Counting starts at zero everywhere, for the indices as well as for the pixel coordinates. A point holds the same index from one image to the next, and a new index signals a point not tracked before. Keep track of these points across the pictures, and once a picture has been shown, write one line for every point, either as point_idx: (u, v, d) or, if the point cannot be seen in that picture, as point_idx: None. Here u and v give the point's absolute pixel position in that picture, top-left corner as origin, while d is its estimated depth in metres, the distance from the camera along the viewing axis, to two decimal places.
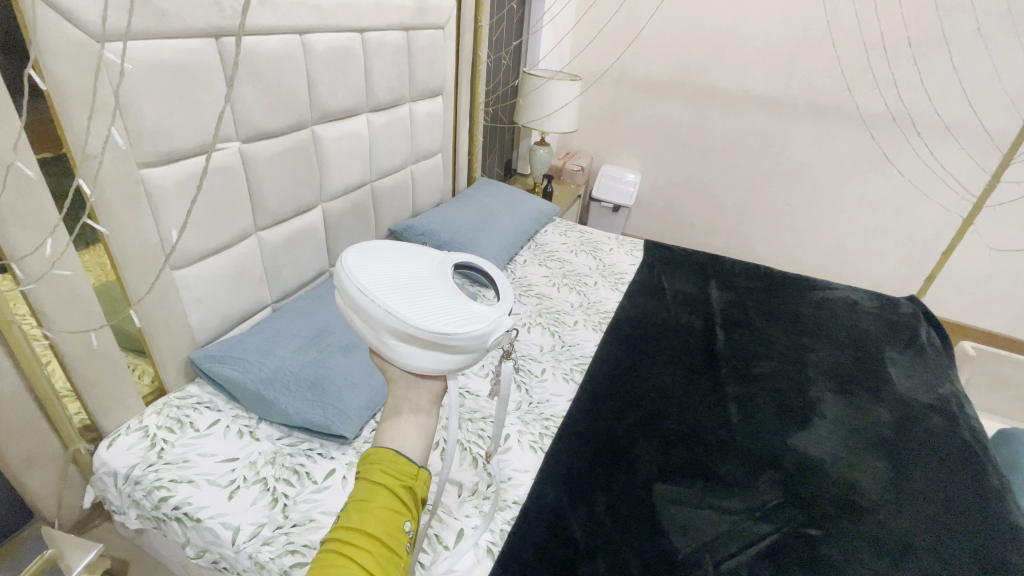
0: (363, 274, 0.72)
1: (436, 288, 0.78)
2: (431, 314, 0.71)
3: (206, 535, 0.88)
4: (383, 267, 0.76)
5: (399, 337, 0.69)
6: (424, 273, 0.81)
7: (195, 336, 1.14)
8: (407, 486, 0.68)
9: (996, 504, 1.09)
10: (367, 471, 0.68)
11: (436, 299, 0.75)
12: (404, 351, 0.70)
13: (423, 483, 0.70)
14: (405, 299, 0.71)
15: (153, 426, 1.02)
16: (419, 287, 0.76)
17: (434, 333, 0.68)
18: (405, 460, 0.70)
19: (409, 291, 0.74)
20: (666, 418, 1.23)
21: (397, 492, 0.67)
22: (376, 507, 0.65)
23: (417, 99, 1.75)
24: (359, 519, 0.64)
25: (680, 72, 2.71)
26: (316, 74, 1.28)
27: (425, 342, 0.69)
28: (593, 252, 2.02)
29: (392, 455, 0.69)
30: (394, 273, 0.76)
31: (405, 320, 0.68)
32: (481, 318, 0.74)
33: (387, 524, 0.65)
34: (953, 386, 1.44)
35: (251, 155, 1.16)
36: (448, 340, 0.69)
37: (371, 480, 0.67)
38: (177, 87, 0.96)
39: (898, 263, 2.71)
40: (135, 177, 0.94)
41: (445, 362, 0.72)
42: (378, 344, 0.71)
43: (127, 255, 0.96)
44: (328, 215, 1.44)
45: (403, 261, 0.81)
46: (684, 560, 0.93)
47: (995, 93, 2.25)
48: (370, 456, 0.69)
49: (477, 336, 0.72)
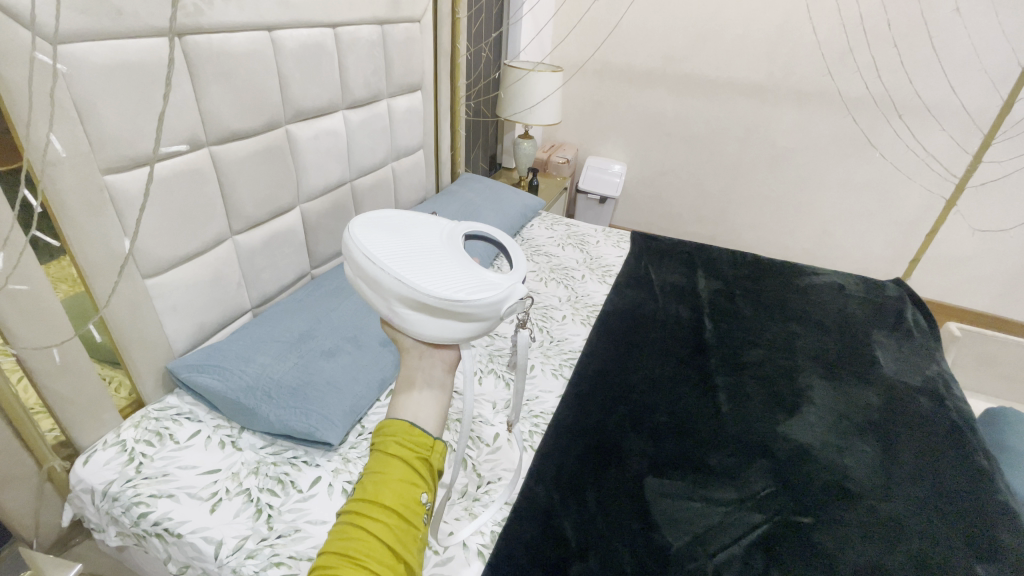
0: (373, 244, 0.72)
1: (448, 257, 0.77)
2: (441, 282, 0.70)
3: (188, 550, 0.85)
4: (390, 236, 0.75)
5: (409, 305, 0.69)
6: (436, 244, 0.80)
7: (172, 344, 1.11)
8: (423, 458, 0.66)
9: (987, 483, 1.10)
10: (382, 442, 0.66)
11: (447, 267, 0.74)
12: (415, 320, 0.70)
13: (440, 454, 0.68)
14: (416, 267, 0.71)
15: (131, 440, 0.99)
16: (430, 256, 0.75)
17: (443, 299, 0.68)
18: (419, 432, 0.67)
19: (420, 260, 0.73)
20: (656, 410, 1.22)
21: (414, 464, 0.64)
22: (393, 480, 0.62)
23: (395, 94, 1.72)
24: (373, 489, 0.62)
25: (662, 61, 2.69)
26: (288, 71, 1.25)
27: (434, 308, 0.68)
28: (580, 245, 2.00)
29: (407, 427, 0.67)
30: (404, 243, 0.75)
31: (414, 288, 0.67)
32: (493, 285, 0.73)
33: (404, 497, 0.62)
34: (939, 367, 1.46)
35: (222, 158, 1.12)
36: (458, 306, 0.68)
37: (385, 452, 0.65)
38: (138, 89, 0.92)
39: (884, 246, 2.73)
40: (98, 184, 0.91)
41: (457, 330, 0.71)
42: (389, 314, 0.71)
43: (93, 265, 0.93)
44: (307, 217, 1.41)
45: (412, 229, 0.80)
46: (677, 555, 0.92)
47: (975, 72, 2.25)
48: (383, 428, 0.67)
49: (488, 303, 0.70)
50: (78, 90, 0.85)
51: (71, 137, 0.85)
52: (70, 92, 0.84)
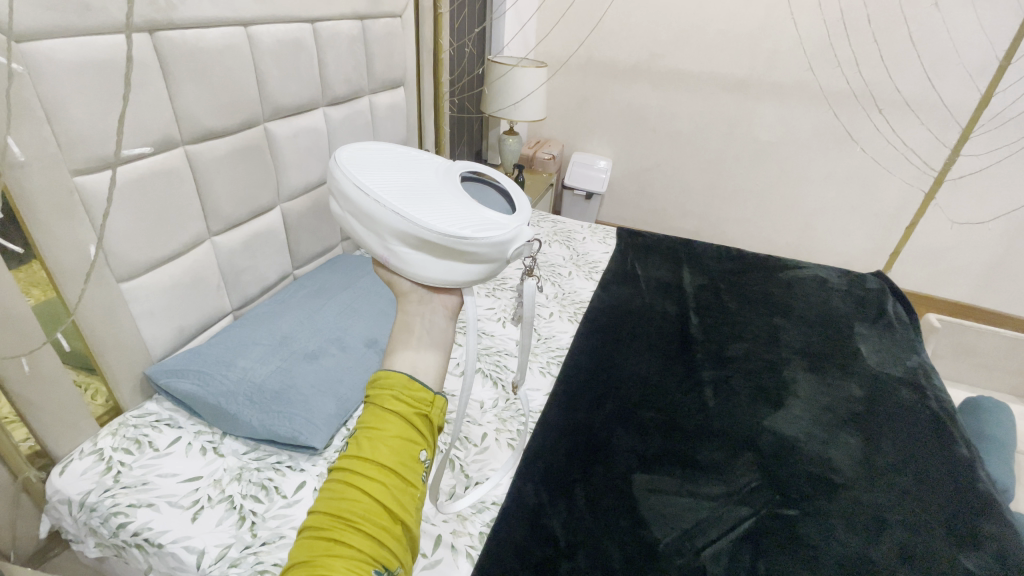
0: (370, 179, 0.69)
1: (449, 197, 0.74)
2: (445, 219, 0.67)
3: (169, 561, 0.82)
4: (386, 174, 0.73)
5: (410, 244, 0.67)
6: (435, 184, 0.77)
7: (149, 348, 1.08)
8: (421, 414, 0.63)
9: (966, 472, 1.13)
10: (378, 397, 0.62)
11: (449, 205, 0.71)
12: (415, 261, 0.68)
13: (439, 410, 0.65)
14: (417, 204, 0.68)
15: (108, 449, 0.96)
16: (431, 194, 0.73)
17: (447, 236, 0.65)
18: (418, 387, 0.65)
19: (421, 197, 0.70)
20: (643, 407, 1.22)
21: (412, 421, 0.62)
22: (389, 437, 0.60)
23: (377, 90, 1.69)
24: (369, 448, 0.59)
25: (647, 56, 2.69)
26: (266, 68, 1.22)
27: (437, 246, 0.66)
28: (567, 241, 2.00)
29: (405, 382, 0.64)
30: (403, 180, 0.73)
31: (415, 223, 0.65)
32: (497, 225, 0.70)
33: (401, 455, 0.60)
34: (919, 358, 1.49)
35: (199, 157, 1.10)
36: (462, 244, 0.66)
37: (381, 407, 0.62)
38: (108, 88, 0.89)
39: (865, 239, 2.77)
40: (68, 186, 0.88)
41: (460, 272, 0.69)
42: (387, 255, 0.69)
43: (64, 269, 0.90)
44: (288, 216, 1.39)
45: (410, 169, 0.78)
46: (664, 551, 0.92)
47: (953, 66, 2.28)
48: (380, 381, 0.64)
49: (494, 243, 0.68)
50: (44, 89, 0.81)
51: (38, 139, 0.82)
52: (36, 91, 0.81)
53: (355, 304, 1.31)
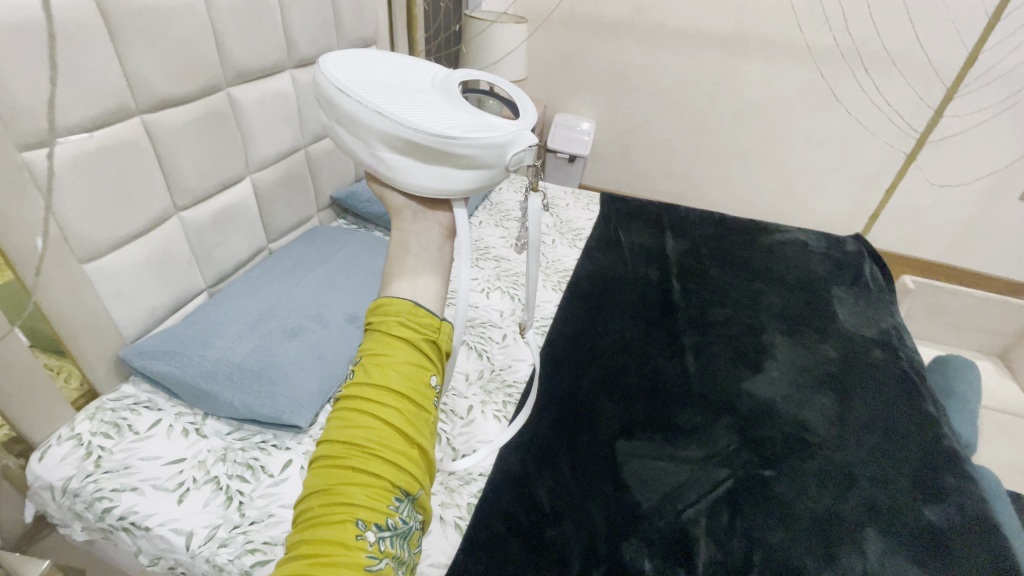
0: (350, 81, 0.64)
1: (441, 103, 0.68)
2: (433, 120, 0.61)
3: (158, 543, 0.82)
4: (372, 78, 0.67)
5: (395, 149, 0.62)
6: (427, 91, 0.71)
7: (121, 330, 1.05)
8: (430, 339, 0.60)
9: (933, 428, 1.18)
10: (382, 323, 0.59)
11: (439, 109, 0.65)
12: (403, 168, 0.64)
13: (447, 335, 0.62)
14: (402, 105, 0.63)
15: (86, 433, 0.94)
16: (420, 100, 0.66)
17: (432, 138, 0.59)
18: (424, 312, 0.61)
19: (407, 100, 0.65)
20: (626, 374, 1.24)
21: (421, 345, 0.59)
22: (398, 363, 0.57)
23: (347, 50, 1.60)
24: (377, 374, 0.55)
25: (630, 11, 2.59)
26: (225, 28, 1.13)
27: (427, 149, 0.61)
28: (550, 208, 1.96)
29: (410, 307, 0.60)
30: (388, 87, 0.67)
31: (397, 123, 0.60)
32: (493, 129, 0.63)
33: (412, 380, 0.57)
34: (892, 319, 1.53)
35: (158, 127, 1.03)
36: (449, 146, 0.60)
37: (385, 333, 0.59)
38: (49, 52, 0.82)
39: (844, 200, 2.79)
40: (16, 163, 0.81)
41: (451, 181, 0.64)
42: (374, 164, 0.65)
43: (21, 253, 0.84)
44: (258, 188, 1.33)
45: (398, 77, 0.72)
46: (647, 513, 0.95)
47: (940, 22, 2.23)
48: (382, 306, 0.60)
49: (487, 145, 0.61)
50: None
51: None
52: None
53: (334, 278, 1.27)
